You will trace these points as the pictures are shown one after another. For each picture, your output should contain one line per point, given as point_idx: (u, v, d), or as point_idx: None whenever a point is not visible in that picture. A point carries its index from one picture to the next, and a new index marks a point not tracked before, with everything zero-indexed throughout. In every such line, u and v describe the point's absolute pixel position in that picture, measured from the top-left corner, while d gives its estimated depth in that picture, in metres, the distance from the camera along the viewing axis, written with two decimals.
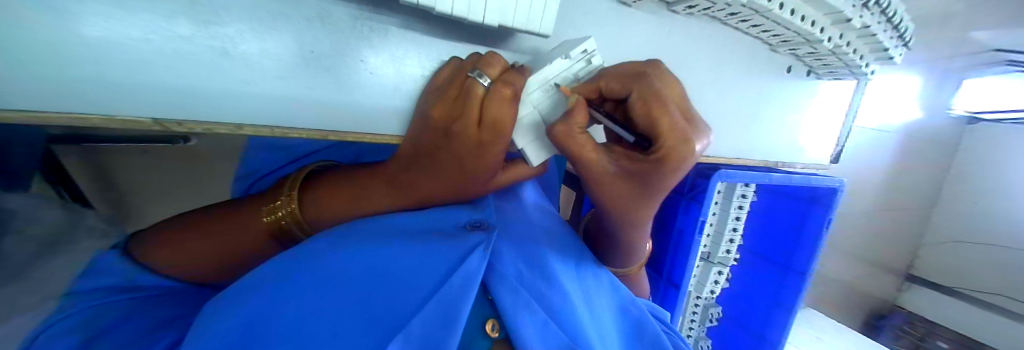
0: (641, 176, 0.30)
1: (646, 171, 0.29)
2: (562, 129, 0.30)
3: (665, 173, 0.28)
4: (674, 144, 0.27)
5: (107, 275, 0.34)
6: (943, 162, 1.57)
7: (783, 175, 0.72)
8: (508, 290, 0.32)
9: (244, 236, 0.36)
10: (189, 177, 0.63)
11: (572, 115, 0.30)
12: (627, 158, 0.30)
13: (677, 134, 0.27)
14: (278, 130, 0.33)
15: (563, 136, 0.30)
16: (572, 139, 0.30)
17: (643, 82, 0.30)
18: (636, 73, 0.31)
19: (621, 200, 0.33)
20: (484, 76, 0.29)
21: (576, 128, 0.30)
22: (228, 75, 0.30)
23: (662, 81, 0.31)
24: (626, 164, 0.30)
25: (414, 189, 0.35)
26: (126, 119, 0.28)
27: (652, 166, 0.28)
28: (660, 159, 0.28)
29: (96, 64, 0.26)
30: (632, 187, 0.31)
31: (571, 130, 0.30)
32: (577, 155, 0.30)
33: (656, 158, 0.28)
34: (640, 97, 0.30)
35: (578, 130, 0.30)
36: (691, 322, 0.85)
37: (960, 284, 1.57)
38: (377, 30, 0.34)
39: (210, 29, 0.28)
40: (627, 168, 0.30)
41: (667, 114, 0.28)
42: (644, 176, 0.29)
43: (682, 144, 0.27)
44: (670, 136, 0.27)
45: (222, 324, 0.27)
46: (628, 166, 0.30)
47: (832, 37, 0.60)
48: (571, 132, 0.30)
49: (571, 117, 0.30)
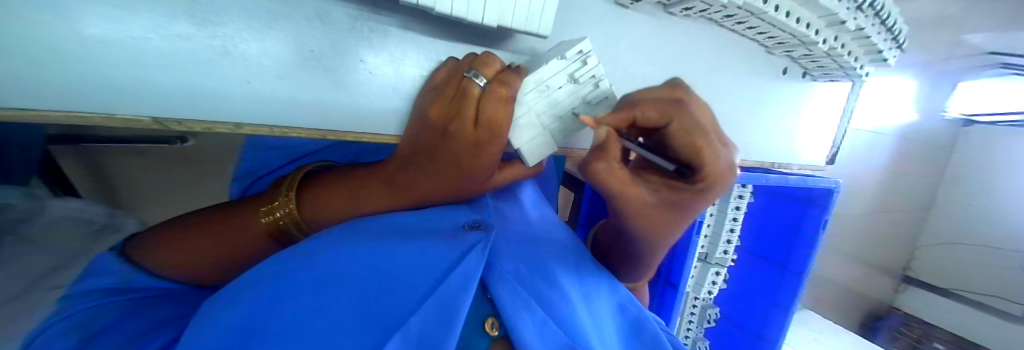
0: (681, 201, 0.32)
1: (689, 198, 0.31)
2: (604, 166, 0.30)
3: (705, 197, 0.31)
4: (716, 173, 0.30)
5: (102, 275, 0.34)
6: (937, 163, 1.58)
7: (780, 176, 0.73)
8: (507, 289, 0.32)
9: (241, 236, 0.36)
10: (186, 178, 0.63)
11: (608, 152, 0.30)
12: (666, 185, 0.32)
13: (718, 164, 0.30)
14: (277, 129, 0.34)
15: (605, 173, 0.31)
16: (614, 175, 0.31)
17: (682, 110, 0.30)
18: (671, 100, 0.31)
19: (659, 224, 0.35)
20: (480, 76, 0.29)
21: (615, 164, 0.30)
22: (227, 74, 0.30)
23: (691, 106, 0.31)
24: (666, 192, 0.32)
25: (412, 189, 0.35)
26: (126, 118, 0.28)
27: (696, 194, 0.31)
28: (705, 188, 0.30)
29: (97, 63, 0.26)
30: (668, 211, 0.33)
31: (612, 166, 0.30)
32: (617, 189, 0.32)
33: (701, 187, 0.30)
34: (680, 127, 0.30)
35: (618, 166, 0.31)
36: (688, 322, 0.85)
37: (954, 286, 1.58)
38: (376, 30, 0.34)
39: (210, 29, 0.28)
40: (667, 195, 0.32)
41: (708, 144, 0.29)
42: (688, 201, 0.32)
43: (722, 172, 0.30)
44: (713, 166, 0.29)
45: (222, 326, 0.27)
46: (668, 193, 0.32)
47: (827, 38, 0.60)
48: (612, 168, 0.30)
49: (609, 155, 0.30)
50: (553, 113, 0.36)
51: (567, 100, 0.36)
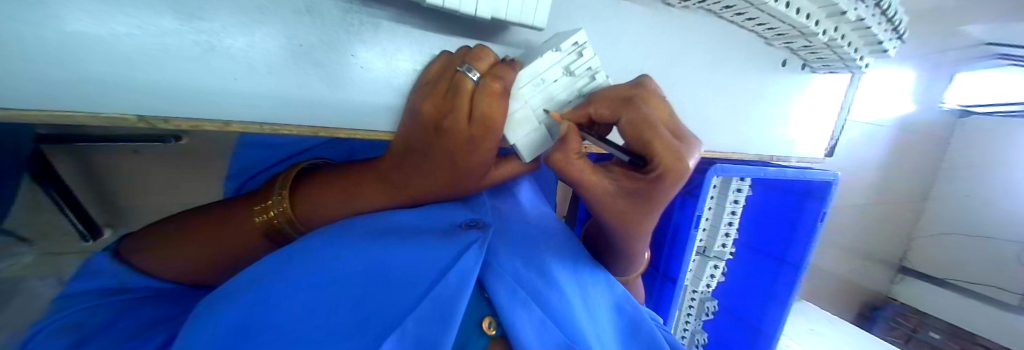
0: (640, 193, 0.31)
1: (644, 189, 0.30)
2: (559, 156, 0.31)
3: (663, 188, 0.29)
4: (670, 162, 0.28)
5: (99, 274, 0.34)
6: (935, 154, 1.58)
7: (778, 169, 0.73)
8: (503, 287, 0.32)
9: (234, 236, 0.35)
10: (182, 177, 0.62)
11: (567, 143, 0.31)
12: (624, 177, 0.31)
13: (672, 153, 0.28)
14: (268, 127, 0.33)
15: (561, 162, 0.31)
16: (570, 164, 0.31)
17: (631, 106, 0.31)
18: (623, 97, 0.32)
19: (625, 216, 0.34)
20: (473, 70, 0.28)
21: (571, 154, 0.31)
22: (215, 70, 0.29)
23: (650, 102, 0.32)
24: (625, 183, 0.31)
25: (406, 186, 0.35)
26: (112, 116, 0.27)
27: (651, 184, 0.29)
28: (658, 177, 0.29)
29: (79, 61, 0.25)
30: (631, 204, 0.32)
31: (567, 156, 0.31)
32: (576, 179, 0.32)
33: (654, 176, 0.29)
34: (630, 121, 0.30)
35: (574, 156, 0.31)
36: (687, 315, 0.86)
37: (950, 276, 1.60)
38: (368, 24, 0.34)
39: (196, 24, 0.27)
40: (625, 186, 0.31)
41: (657, 135, 0.29)
42: (644, 193, 0.30)
43: (677, 162, 0.28)
44: (665, 155, 0.28)
45: (211, 326, 0.26)
46: (627, 184, 0.31)
47: (827, 29, 0.60)
48: (568, 158, 0.31)
49: (565, 146, 0.31)
50: (551, 106, 0.35)
51: (564, 93, 0.35)
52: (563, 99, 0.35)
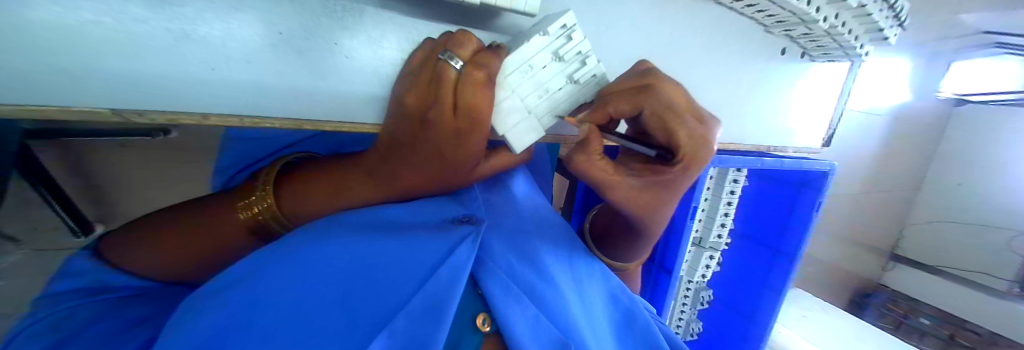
0: (666, 183, 0.32)
1: (673, 178, 0.31)
2: (582, 158, 0.31)
3: (688, 174, 0.31)
4: (694, 150, 0.30)
5: (80, 275, 0.33)
6: (931, 144, 1.59)
7: (775, 159, 0.72)
8: (497, 284, 0.32)
9: (216, 233, 0.34)
10: (165, 171, 0.60)
11: (590, 145, 0.30)
12: (648, 171, 0.32)
13: (696, 141, 0.30)
14: (248, 119, 0.32)
15: (584, 164, 0.31)
16: (594, 166, 0.31)
17: (652, 97, 0.31)
18: (640, 88, 0.31)
19: (647, 206, 0.35)
20: (455, 58, 0.27)
21: (594, 155, 0.31)
22: (191, 59, 0.28)
23: (667, 90, 0.31)
24: (648, 177, 0.32)
25: (393, 180, 0.34)
26: (86, 110, 0.26)
27: (678, 174, 0.31)
28: (687, 166, 0.30)
29: (43, 52, 0.23)
30: (653, 194, 0.33)
31: (590, 157, 0.31)
32: (600, 179, 0.32)
33: (683, 167, 0.30)
34: (653, 113, 0.31)
35: (597, 157, 0.31)
36: (682, 306, 0.87)
37: (940, 263, 1.62)
38: (351, 10, 0.32)
39: (167, 10, 0.26)
40: (649, 179, 0.32)
41: (683, 124, 0.30)
42: (668, 182, 0.32)
43: (701, 148, 0.30)
44: (691, 144, 0.30)
45: (196, 327, 0.25)
46: (650, 178, 0.32)
47: (827, 16, 0.58)
48: (591, 160, 0.31)
49: (588, 146, 0.30)
50: (540, 95, 0.34)
51: (553, 80, 0.34)
52: (552, 86, 0.34)
